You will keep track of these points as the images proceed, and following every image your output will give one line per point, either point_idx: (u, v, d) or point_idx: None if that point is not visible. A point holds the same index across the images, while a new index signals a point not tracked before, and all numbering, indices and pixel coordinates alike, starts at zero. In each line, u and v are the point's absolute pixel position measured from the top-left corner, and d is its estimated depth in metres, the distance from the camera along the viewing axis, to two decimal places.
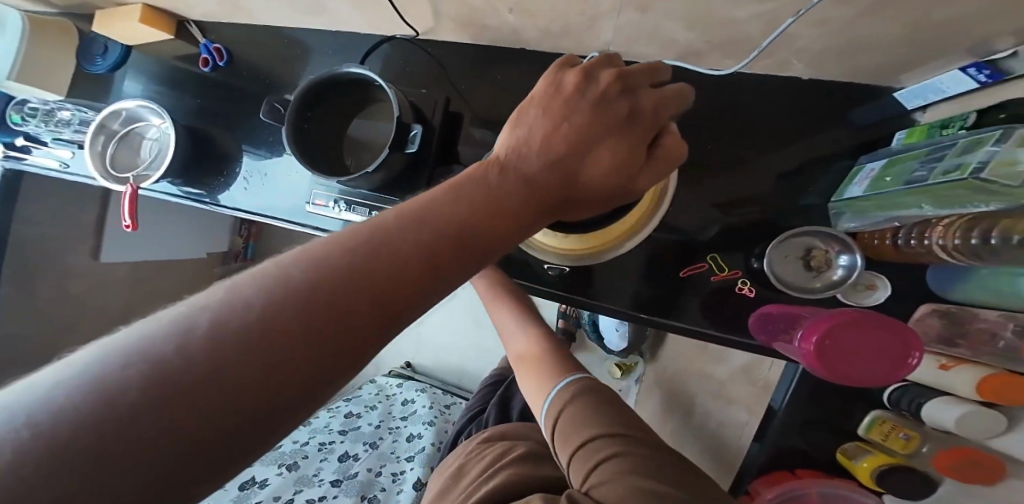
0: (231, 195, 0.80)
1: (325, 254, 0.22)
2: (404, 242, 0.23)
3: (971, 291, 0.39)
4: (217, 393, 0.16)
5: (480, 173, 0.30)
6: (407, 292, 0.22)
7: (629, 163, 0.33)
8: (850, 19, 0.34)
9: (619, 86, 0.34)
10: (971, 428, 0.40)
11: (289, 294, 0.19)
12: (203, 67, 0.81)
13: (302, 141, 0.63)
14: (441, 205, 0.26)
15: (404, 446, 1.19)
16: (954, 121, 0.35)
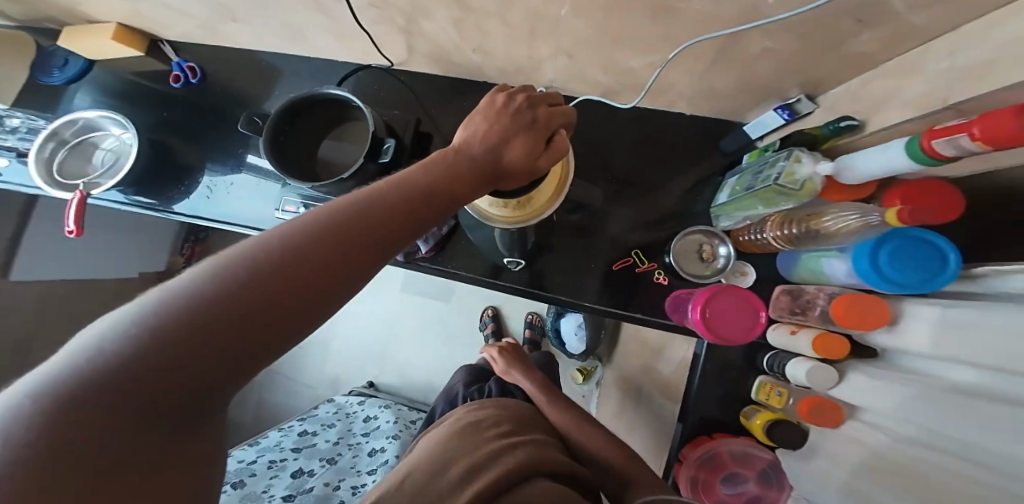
0: (188, 203, 0.83)
1: (265, 243, 0.25)
2: (336, 230, 0.27)
3: (800, 271, 0.56)
4: (185, 348, 0.21)
5: (413, 170, 0.35)
6: (341, 271, 0.27)
7: (540, 153, 0.39)
8: (706, 68, 0.48)
9: (529, 99, 0.39)
10: (820, 376, 0.54)
11: (228, 279, 0.23)
12: (174, 81, 0.84)
13: (279, 152, 0.70)
14: (369, 200, 0.30)
15: (365, 461, 1.10)
16: (767, 148, 0.52)
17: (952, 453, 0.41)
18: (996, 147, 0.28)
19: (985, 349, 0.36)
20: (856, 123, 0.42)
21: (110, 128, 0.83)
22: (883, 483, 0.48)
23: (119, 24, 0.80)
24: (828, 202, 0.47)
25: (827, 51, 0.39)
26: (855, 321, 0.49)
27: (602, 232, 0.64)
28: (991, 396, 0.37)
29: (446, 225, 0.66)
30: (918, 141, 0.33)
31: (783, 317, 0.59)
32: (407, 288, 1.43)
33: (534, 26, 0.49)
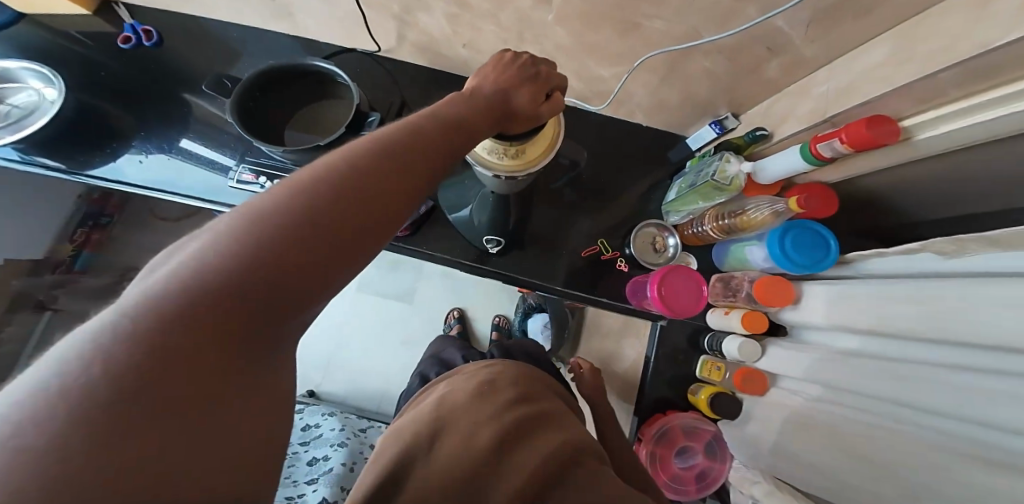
0: (116, 167, 0.75)
1: (280, 199, 0.24)
2: (357, 179, 0.27)
3: (731, 260, 0.67)
4: (231, 282, 0.20)
5: (415, 119, 0.34)
6: (372, 216, 0.27)
7: (545, 102, 0.42)
8: (662, 81, 0.59)
9: (533, 58, 0.44)
10: (747, 349, 0.64)
11: (255, 234, 0.22)
12: (123, 43, 0.77)
13: (249, 121, 0.64)
14: (377, 148, 0.29)
15: (302, 470, 1.00)
16: (704, 155, 0.65)
17: (850, 406, 0.51)
18: (856, 149, 0.40)
19: (862, 316, 0.48)
20: (767, 133, 0.56)
21: (29, 82, 0.74)
22: (799, 437, 0.58)
23: None
24: (748, 198, 0.59)
25: (747, 74, 0.53)
26: (772, 299, 0.59)
27: (573, 226, 0.72)
28: (875, 358, 0.47)
29: (426, 205, 0.68)
30: (810, 147, 0.46)
31: (717, 300, 0.69)
32: (365, 288, 1.36)
33: (522, 30, 0.57)
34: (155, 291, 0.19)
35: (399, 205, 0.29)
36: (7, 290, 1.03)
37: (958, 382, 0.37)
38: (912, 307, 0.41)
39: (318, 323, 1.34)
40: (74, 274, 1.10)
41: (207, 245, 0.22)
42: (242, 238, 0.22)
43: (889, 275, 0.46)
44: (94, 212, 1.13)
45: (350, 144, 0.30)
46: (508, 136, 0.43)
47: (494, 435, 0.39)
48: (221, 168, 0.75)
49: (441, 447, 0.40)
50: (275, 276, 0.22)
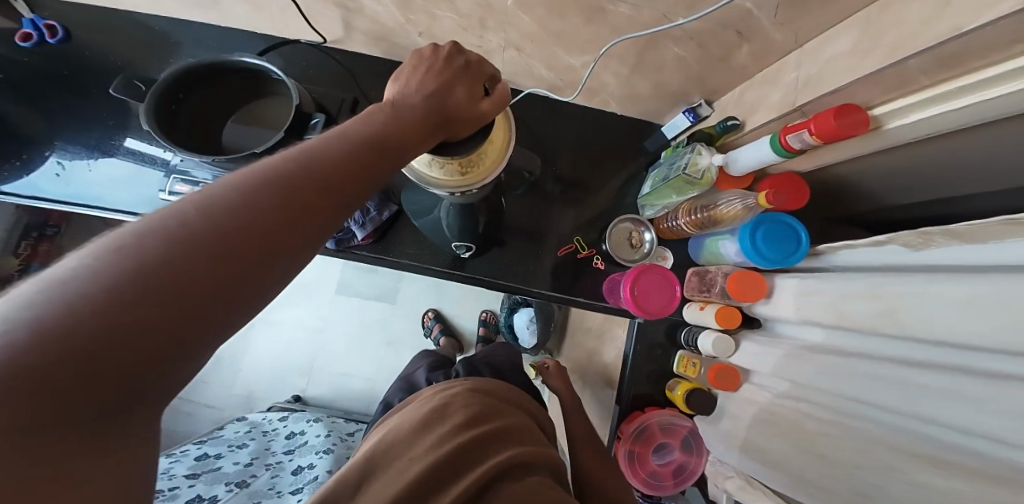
0: (31, 182, 0.67)
1: (102, 256, 0.18)
2: (226, 231, 0.21)
3: (707, 254, 0.67)
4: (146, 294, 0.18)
5: (316, 147, 0.29)
6: (243, 281, 0.22)
7: (483, 99, 0.39)
8: (632, 68, 0.56)
9: (456, 46, 0.40)
10: (721, 344, 0.65)
11: (59, 307, 0.16)
12: (22, 40, 0.68)
13: (174, 124, 0.58)
14: (258, 190, 0.24)
15: (288, 480, 0.96)
16: (677, 146, 0.64)
17: (817, 403, 0.53)
18: (824, 140, 0.40)
19: (826, 312, 0.50)
20: (738, 123, 0.54)
21: None
22: (770, 433, 0.58)
23: None
24: (721, 191, 0.60)
25: (717, 60, 0.50)
26: (745, 295, 0.60)
27: (548, 225, 0.70)
28: (836, 352, 0.50)
29: (387, 210, 0.65)
30: (779, 137, 0.46)
31: (693, 295, 0.70)
32: (342, 289, 1.31)
33: (483, 16, 0.53)
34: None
35: (284, 265, 0.24)
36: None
37: (918, 380, 0.39)
38: (870, 304, 0.44)
39: (293, 328, 1.29)
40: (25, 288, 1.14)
41: (89, 260, 0.18)
42: (34, 312, 0.15)
43: (857, 267, 0.48)
44: (38, 223, 1.17)
45: (218, 184, 0.24)
46: (453, 145, 0.40)
47: (426, 466, 0.38)
48: (156, 177, 0.68)
49: (380, 480, 0.38)
50: (88, 366, 0.16)
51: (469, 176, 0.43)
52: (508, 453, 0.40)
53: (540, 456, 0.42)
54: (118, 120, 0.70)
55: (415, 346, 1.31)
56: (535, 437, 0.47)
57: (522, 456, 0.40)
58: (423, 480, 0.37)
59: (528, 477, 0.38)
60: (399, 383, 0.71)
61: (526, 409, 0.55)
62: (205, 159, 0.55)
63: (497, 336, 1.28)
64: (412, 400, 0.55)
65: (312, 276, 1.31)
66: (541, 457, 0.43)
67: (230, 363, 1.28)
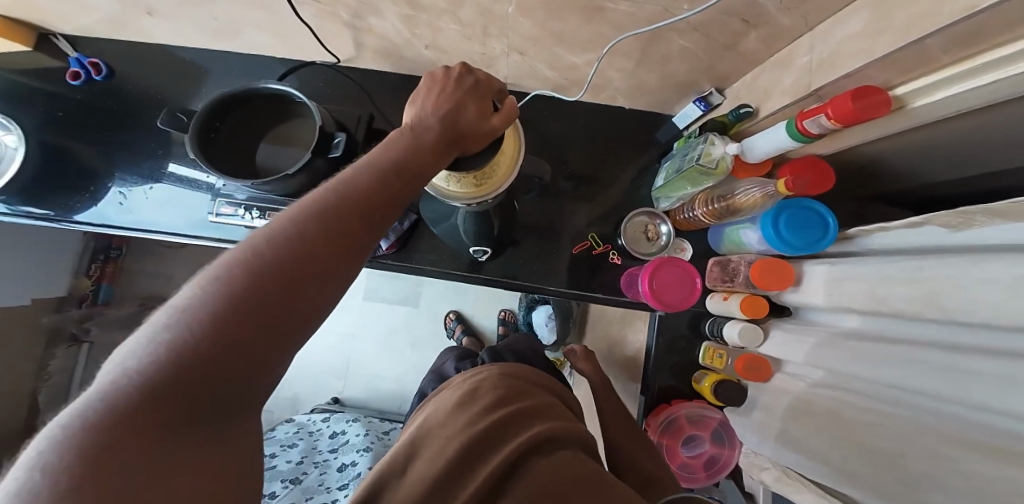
0: (98, 211, 0.74)
1: (200, 296, 0.24)
2: (280, 264, 0.26)
3: (727, 244, 0.66)
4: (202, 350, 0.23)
5: (346, 177, 0.32)
6: (300, 302, 0.27)
7: (496, 114, 0.38)
8: (638, 61, 0.54)
9: (467, 65, 0.39)
10: (748, 335, 0.64)
11: (181, 339, 0.23)
12: (73, 78, 0.74)
13: (211, 149, 0.62)
14: (302, 224, 0.28)
15: (334, 477, 1.04)
16: (690, 136, 0.62)
17: (859, 392, 0.50)
18: (843, 124, 0.38)
19: (859, 299, 0.47)
20: (752, 110, 0.52)
21: None
22: (805, 425, 0.57)
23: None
24: (738, 181, 0.59)
25: (726, 48, 0.48)
26: (771, 283, 0.58)
27: (564, 223, 0.70)
28: (875, 338, 0.48)
29: (408, 220, 0.67)
30: (795, 123, 0.44)
31: (716, 285, 0.69)
32: (371, 295, 1.37)
33: (487, 25, 0.53)
34: (82, 406, 0.20)
35: (331, 284, 0.28)
36: (43, 326, 1.22)
37: (969, 367, 0.36)
38: (912, 288, 0.40)
39: (328, 335, 1.37)
40: (98, 306, 1.31)
41: (169, 324, 0.23)
42: (168, 344, 0.23)
43: (892, 250, 0.45)
44: (103, 246, 1.31)
45: (273, 219, 0.29)
46: (465, 161, 0.39)
47: (459, 446, 0.40)
48: (204, 201, 0.74)
49: (414, 466, 0.40)
50: (203, 378, 0.23)
51: (482, 188, 0.43)
52: (537, 431, 0.41)
53: (569, 434, 0.43)
54: (158, 150, 0.76)
55: (442, 345, 1.36)
56: (559, 413, 0.48)
57: (551, 432, 0.41)
58: (458, 461, 0.38)
59: (557, 451, 0.39)
60: (429, 376, 0.74)
61: (551, 389, 0.56)
62: (247, 182, 0.59)
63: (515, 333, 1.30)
64: (445, 386, 0.57)
65: None
66: (572, 435, 0.43)
67: None
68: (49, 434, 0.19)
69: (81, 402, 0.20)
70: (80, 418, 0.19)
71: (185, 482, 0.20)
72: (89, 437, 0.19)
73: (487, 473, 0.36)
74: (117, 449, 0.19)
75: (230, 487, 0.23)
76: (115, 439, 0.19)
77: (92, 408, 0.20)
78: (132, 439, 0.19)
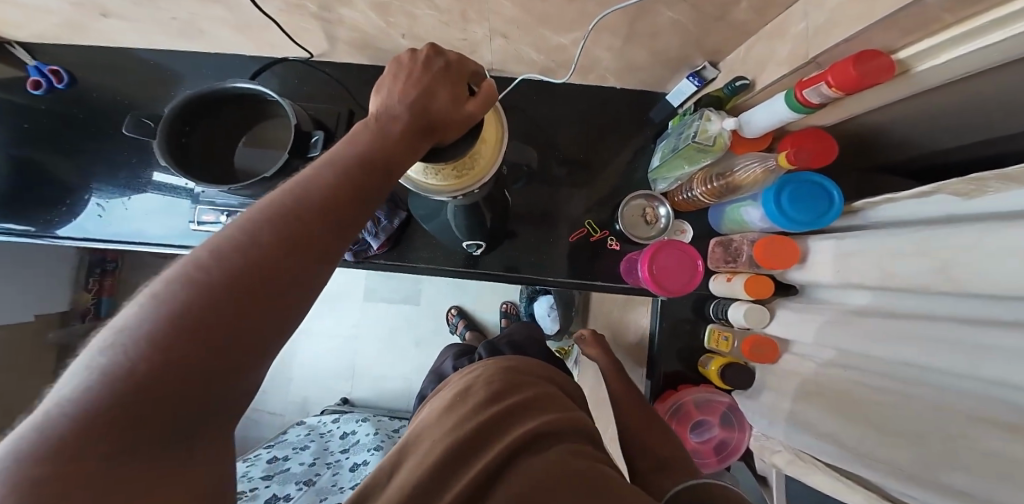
0: (77, 225, 0.72)
1: (147, 314, 0.22)
2: (235, 272, 0.24)
3: (728, 224, 0.64)
4: (147, 375, 0.20)
5: (307, 176, 0.29)
6: (260, 313, 0.24)
7: (469, 99, 0.35)
8: (627, 37, 0.51)
9: (435, 46, 0.35)
10: (754, 316, 0.62)
11: (126, 362, 0.21)
12: (33, 88, 0.71)
13: (184, 157, 0.58)
14: (258, 229, 0.26)
15: (347, 476, 1.05)
16: (686, 114, 0.59)
17: (871, 370, 0.49)
18: (846, 91, 0.35)
19: (869, 273, 0.45)
20: (748, 83, 0.49)
21: None
22: (815, 405, 0.56)
23: None
24: (736, 155, 0.55)
25: (716, 20, 0.45)
26: (776, 262, 0.56)
27: (559, 211, 0.68)
28: (885, 314, 0.46)
29: (397, 217, 0.65)
30: (794, 94, 0.41)
31: (719, 267, 0.67)
32: (370, 295, 1.36)
33: (463, 9, 0.49)
34: (19, 441, 0.19)
35: (296, 292, 0.26)
36: (50, 342, 1.22)
37: (985, 342, 0.34)
38: (923, 261, 0.38)
39: (330, 337, 1.36)
40: (101, 319, 1.30)
41: (115, 348, 0.21)
42: (112, 368, 0.20)
43: (899, 221, 0.43)
44: (97, 260, 1.29)
45: (228, 226, 0.26)
46: (442, 152, 0.37)
47: (448, 445, 0.38)
48: (184, 209, 0.71)
49: (397, 476, 0.39)
50: (154, 404, 0.20)
51: (460, 180, 0.40)
52: (531, 425, 0.39)
53: (568, 430, 0.41)
54: (135, 161, 0.73)
55: (445, 340, 1.35)
56: (561, 405, 0.46)
57: (545, 427, 0.39)
58: (447, 460, 0.37)
59: (552, 447, 0.38)
60: (429, 377, 0.72)
61: (553, 380, 0.54)
62: (224, 188, 0.56)
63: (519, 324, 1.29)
64: (444, 386, 0.55)
65: (340, 285, 1.36)
66: (571, 425, 0.42)
67: (282, 372, 1.38)
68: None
69: (19, 436, 0.19)
70: (19, 454, 0.18)
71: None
72: (22, 479, 0.17)
73: (476, 473, 0.35)
74: (52, 488, 0.17)
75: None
76: (50, 479, 0.17)
77: (28, 444, 0.18)
78: (69, 478, 0.18)
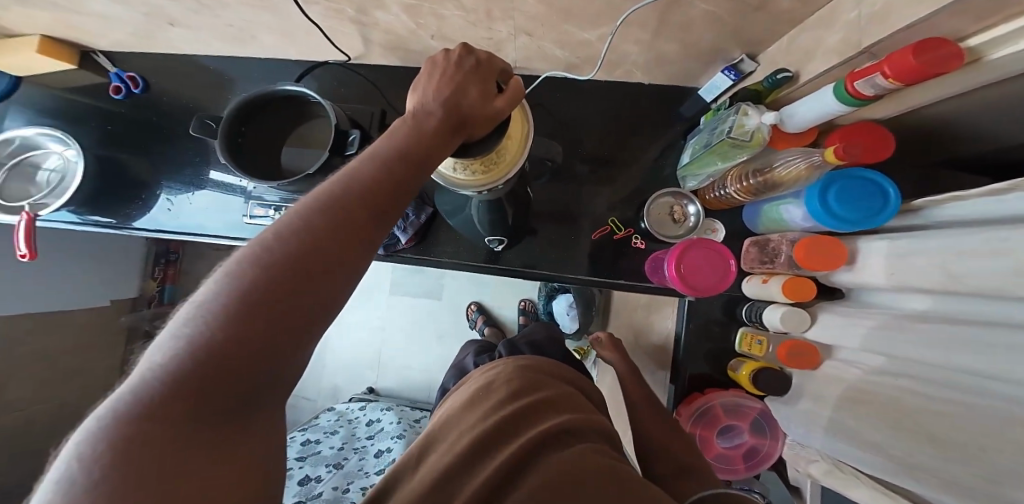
0: (148, 218, 0.79)
1: (216, 293, 0.24)
2: (288, 258, 0.26)
3: (765, 224, 0.61)
4: (216, 347, 0.23)
5: (351, 169, 0.31)
6: (312, 295, 0.26)
7: (499, 95, 0.36)
8: (658, 31, 0.50)
9: (467, 44, 0.36)
10: (791, 320, 0.60)
11: (200, 335, 0.23)
12: (115, 93, 0.79)
13: (239, 155, 0.62)
14: (309, 217, 0.28)
15: (372, 462, 1.10)
16: (720, 108, 0.57)
17: (929, 380, 0.45)
18: (904, 82, 0.32)
19: (929, 276, 0.42)
20: (791, 75, 0.47)
21: (50, 147, 0.77)
22: (861, 416, 0.52)
23: (43, 36, 0.71)
24: (776, 151, 0.53)
25: (755, 10, 0.43)
26: (818, 263, 0.53)
27: (583, 209, 0.67)
28: (946, 320, 0.42)
29: (424, 212, 0.67)
30: (845, 85, 0.38)
31: (754, 267, 0.64)
32: (397, 289, 1.41)
33: (490, 9, 0.50)
34: (118, 399, 0.22)
35: (343, 277, 0.28)
36: (122, 324, 1.36)
37: None
38: (997, 261, 0.35)
39: (360, 327, 1.42)
40: (163, 304, 1.43)
41: (189, 325, 0.24)
42: (188, 340, 0.23)
43: (967, 221, 0.40)
44: (163, 251, 1.42)
45: (282, 214, 0.28)
46: (470, 147, 0.38)
47: (475, 436, 0.40)
48: (237, 204, 0.77)
49: (425, 462, 0.41)
50: (224, 373, 0.23)
51: (487, 174, 0.41)
52: (555, 421, 0.40)
53: (587, 429, 0.41)
54: (192, 159, 0.79)
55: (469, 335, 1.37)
56: (580, 407, 0.46)
57: (568, 424, 0.40)
58: (470, 451, 0.38)
59: (574, 443, 0.38)
60: (451, 371, 0.74)
61: (573, 382, 0.54)
62: (273, 184, 0.60)
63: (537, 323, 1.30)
64: (464, 382, 0.57)
65: (371, 278, 1.42)
66: (591, 426, 0.42)
67: (315, 359, 1.45)
68: (88, 427, 0.21)
69: (118, 395, 0.22)
70: (118, 412, 0.21)
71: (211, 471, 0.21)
72: (121, 432, 0.20)
73: (497, 465, 0.36)
74: (145, 441, 0.20)
75: (261, 478, 0.24)
76: (143, 432, 0.20)
77: (126, 402, 0.21)
78: (158, 432, 0.20)
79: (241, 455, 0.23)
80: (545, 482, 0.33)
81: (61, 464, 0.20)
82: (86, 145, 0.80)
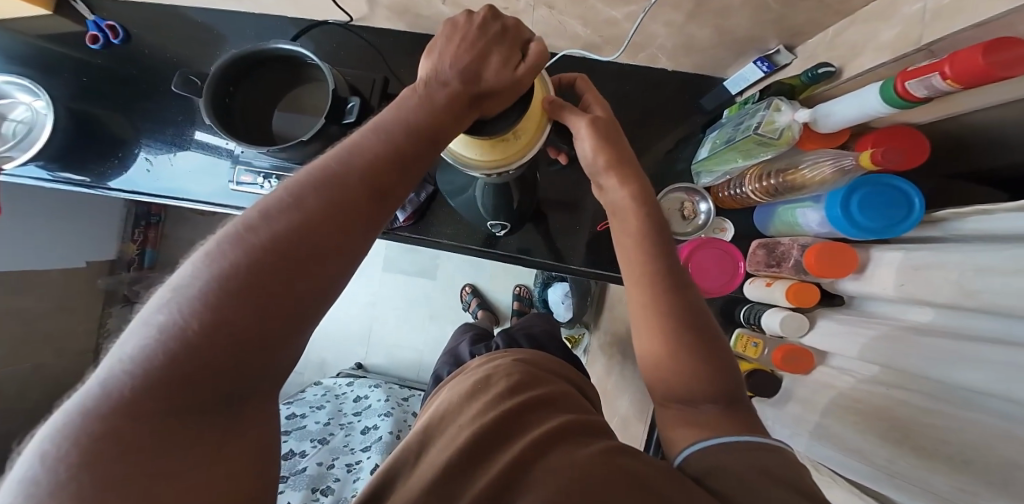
0: (126, 178, 0.73)
1: (194, 274, 0.22)
2: (280, 239, 0.23)
3: (778, 227, 0.59)
4: (194, 336, 0.20)
5: (351, 142, 0.28)
6: (306, 281, 0.23)
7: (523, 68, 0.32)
8: (692, 14, 0.47)
9: (492, 7, 0.32)
10: (790, 326, 0.59)
11: (177, 321, 0.20)
12: (91, 43, 0.71)
13: (225, 115, 0.58)
14: (303, 193, 0.25)
15: (358, 439, 1.09)
16: (747, 101, 0.55)
17: (917, 389, 0.46)
18: (963, 85, 0.30)
19: (946, 291, 0.41)
20: (834, 70, 0.44)
21: (17, 96, 0.70)
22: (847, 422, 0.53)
23: None
24: (803, 152, 0.51)
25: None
26: (828, 269, 0.52)
27: (591, 199, 0.65)
28: (946, 333, 0.42)
29: (425, 192, 0.64)
30: (894, 84, 0.36)
31: (759, 270, 0.63)
32: (388, 268, 1.37)
33: None
34: (90, 390, 0.19)
35: (340, 261, 0.25)
36: (99, 287, 1.31)
37: None
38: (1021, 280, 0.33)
39: (350, 303, 1.39)
40: (144, 270, 1.38)
41: (163, 312, 0.21)
42: (162, 327, 0.20)
43: (989, 236, 0.39)
44: (143, 213, 1.36)
45: (273, 190, 0.25)
46: (487, 124, 0.35)
47: (473, 433, 0.38)
48: (223, 169, 0.72)
49: (424, 457, 0.39)
50: (207, 366, 0.20)
51: (501, 155, 0.37)
52: (560, 420, 0.38)
53: (596, 424, 0.40)
54: (177, 118, 0.74)
55: (459, 317, 1.36)
56: (581, 405, 0.45)
57: (571, 421, 0.38)
58: (466, 450, 0.36)
59: (581, 437, 0.36)
60: (444, 357, 0.72)
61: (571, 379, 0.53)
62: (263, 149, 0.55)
63: (530, 309, 1.30)
64: (462, 371, 0.56)
65: None
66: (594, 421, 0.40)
67: None
68: (55, 423, 0.18)
69: (85, 387, 0.19)
70: (84, 410, 0.18)
71: (193, 471, 0.19)
72: (93, 428, 0.18)
73: (507, 459, 0.33)
74: (118, 439, 0.17)
75: (257, 472, 0.21)
76: (115, 428, 0.18)
77: (96, 395, 0.19)
78: (130, 432, 0.18)
79: (233, 451, 0.21)
80: (565, 469, 0.31)
81: (24, 460, 0.17)
82: (56, 97, 0.73)
